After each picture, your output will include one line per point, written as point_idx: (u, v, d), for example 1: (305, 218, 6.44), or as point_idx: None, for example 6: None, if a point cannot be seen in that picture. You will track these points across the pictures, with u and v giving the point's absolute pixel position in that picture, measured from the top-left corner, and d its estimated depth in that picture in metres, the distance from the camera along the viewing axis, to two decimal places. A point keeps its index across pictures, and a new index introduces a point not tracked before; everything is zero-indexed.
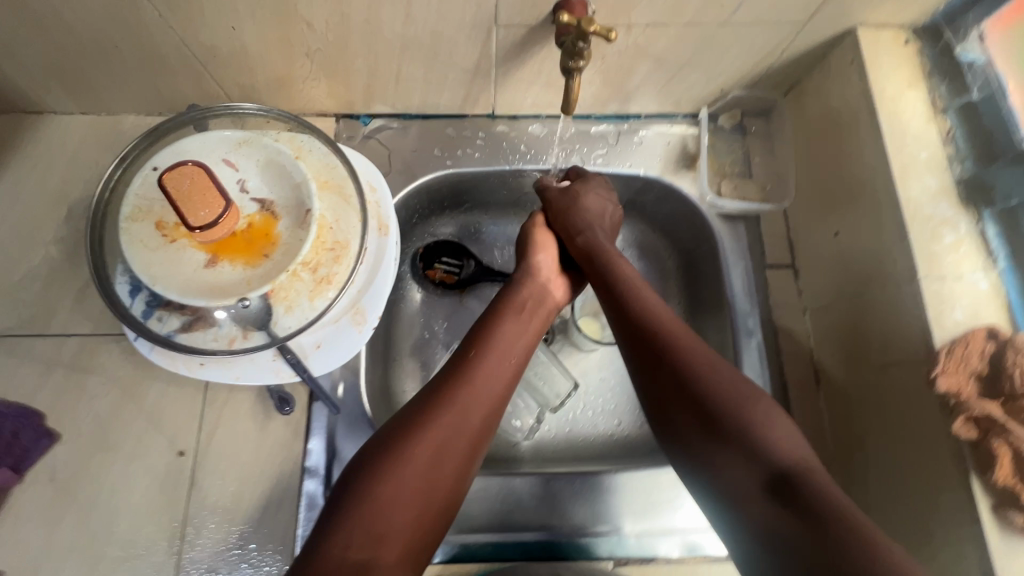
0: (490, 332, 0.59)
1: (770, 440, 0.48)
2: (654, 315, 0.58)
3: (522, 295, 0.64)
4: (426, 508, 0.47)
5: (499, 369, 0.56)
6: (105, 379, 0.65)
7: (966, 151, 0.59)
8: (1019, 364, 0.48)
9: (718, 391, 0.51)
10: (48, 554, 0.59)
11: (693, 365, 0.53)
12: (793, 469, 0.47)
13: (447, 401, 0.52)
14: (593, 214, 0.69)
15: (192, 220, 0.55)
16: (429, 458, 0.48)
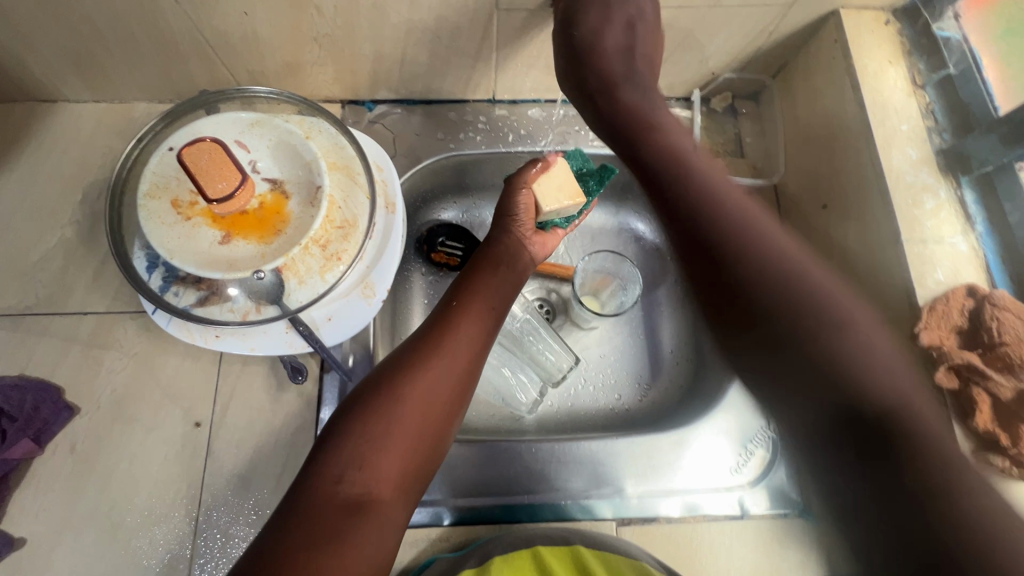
0: (472, 282, 0.62)
1: (875, 377, 0.39)
2: (751, 218, 0.53)
3: (498, 251, 0.66)
4: (417, 446, 0.49)
5: (482, 319, 0.59)
6: (123, 355, 0.67)
7: (945, 123, 0.62)
8: (996, 318, 0.51)
9: (806, 300, 0.45)
10: (70, 520, 0.61)
11: (763, 246, 0.50)
12: (897, 411, 0.37)
13: (432, 347, 0.54)
14: (676, 125, 0.65)
15: (210, 193, 0.57)
16: (419, 396, 0.51)
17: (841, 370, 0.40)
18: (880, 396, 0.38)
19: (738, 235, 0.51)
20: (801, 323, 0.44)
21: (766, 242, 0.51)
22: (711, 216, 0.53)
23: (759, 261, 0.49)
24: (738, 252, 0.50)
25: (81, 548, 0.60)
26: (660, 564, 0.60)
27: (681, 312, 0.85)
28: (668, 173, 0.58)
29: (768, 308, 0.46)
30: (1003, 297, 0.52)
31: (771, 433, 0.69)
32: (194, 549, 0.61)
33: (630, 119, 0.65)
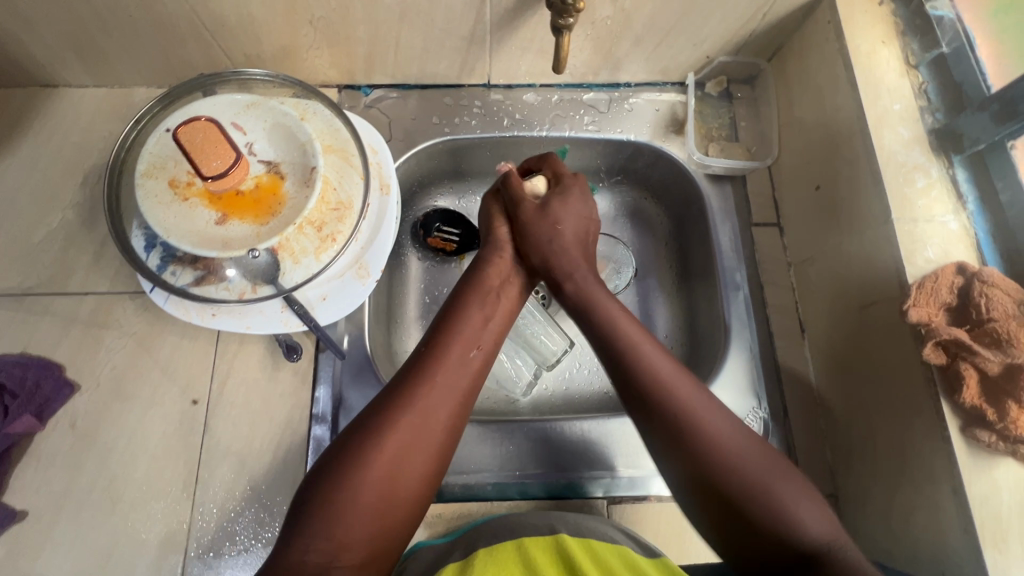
0: (456, 319, 0.57)
1: (802, 519, 0.45)
2: (641, 355, 0.53)
3: (489, 279, 0.62)
4: (387, 511, 0.46)
5: (464, 362, 0.54)
6: (122, 334, 0.68)
7: (938, 103, 0.62)
8: (984, 294, 0.51)
9: (729, 437, 0.49)
10: (70, 495, 0.62)
11: (699, 425, 0.49)
12: (826, 545, 0.44)
13: (406, 401, 0.50)
14: (569, 239, 0.64)
15: (205, 170, 0.59)
16: (388, 459, 0.47)
17: (773, 520, 0.45)
18: (809, 536, 0.44)
19: (682, 416, 0.49)
20: (743, 494, 0.46)
21: (688, 403, 0.50)
22: (668, 414, 0.50)
23: (701, 438, 0.48)
24: (677, 435, 0.49)
25: (80, 522, 0.62)
26: (638, 545, 0.56)
27: (675, 296, 0.83)
28: (587, 317, 0.59)
29: (712, 478, 0.47)
30: (992, 274, 0.52)
31: (763, 414, 0.69)
32: (191, 523, 0.62)
33: (550, 261, 0.63)
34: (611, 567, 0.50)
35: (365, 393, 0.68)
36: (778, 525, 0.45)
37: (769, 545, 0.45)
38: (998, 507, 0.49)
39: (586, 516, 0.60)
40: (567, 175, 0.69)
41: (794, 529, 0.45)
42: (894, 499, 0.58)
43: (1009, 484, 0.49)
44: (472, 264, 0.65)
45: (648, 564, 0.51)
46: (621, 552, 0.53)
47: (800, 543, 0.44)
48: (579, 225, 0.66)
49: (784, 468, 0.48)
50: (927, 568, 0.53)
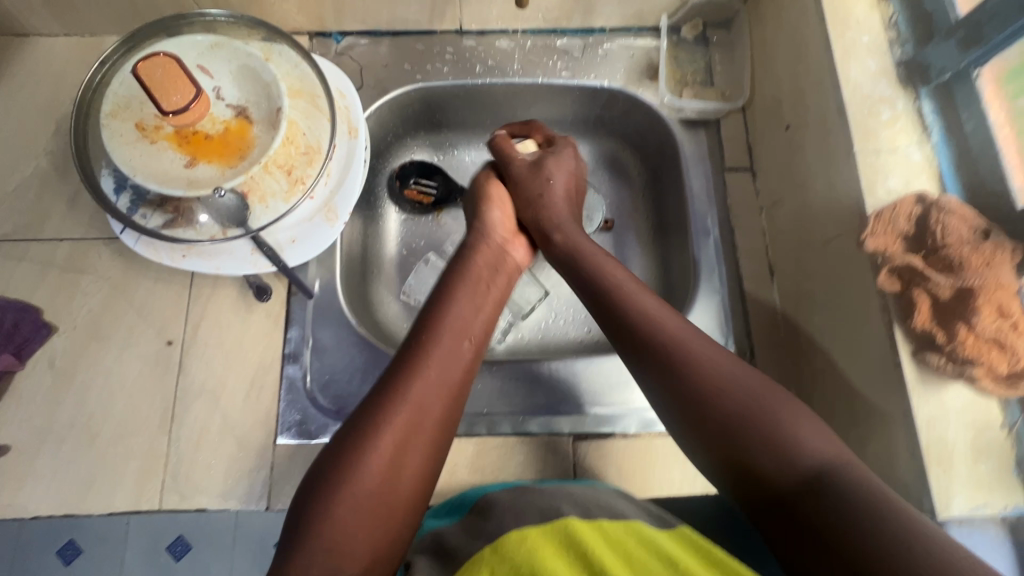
0: (442, 312, 0.56)
1: (802, 440, 0.43)
2: (623, 290, 0.55)
3: (478, 266, 0.61)
4: (389, 516, 0.45)
5: (453, 355, 0.53)
6: (97, 278, 0.70)
7: (908, 35, 0.61)
8: (940, 221, 0.51)
9: (717, 373, 0.48)
10: (51, 430, 0.64)
11: (692, 355, 0.49)
12: (829, 467, 0.42)
13: (394, 396, 0.49)
14: (558, 193, 0.66)
15: (165, 105, 0.58)
16: (386, 458, 0.46)
17: (772, 442, 0.44)
18: (812, 459, 0.42)
19: (671, 346, 0.50)
20: (738, 418, 0.45)
21: (689, 346, 0.50)
22: (656, 352, 0.50)
23: (694, 371, 0.48)
24: (672, 365, 0.49)
25: (61, 457, 0.64)
26: (655, 518, 0.51)
27: (649, 245, 0.83)
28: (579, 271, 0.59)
29: (698, 409, 0.47)
30: (949, 202, 0.52)
31: None
32: (167, 458, 0.64)
33: (539, 214, 0.65)
34: (628, 550, 0.44)
35: (337, 335, 0.70)
36: (778, 446, 0.43)
37: (766, 469, 0.43)
38: (945, 429, 0.49)
39: (602, 494, 0.54)
40: (558, 138, 0.71)
41: (794, 449, 0.43)
42: (852, 431, 0.58)
43: (956, 407, 0.50)
44: (459, 249, 0.63)
45: (663, 538, 0.46)
46: (635, 529, 0.46)
47: (801, 465, 0.42)
48: (563, 197, 0.66)
49: (784, 395, 0.47)
50: None
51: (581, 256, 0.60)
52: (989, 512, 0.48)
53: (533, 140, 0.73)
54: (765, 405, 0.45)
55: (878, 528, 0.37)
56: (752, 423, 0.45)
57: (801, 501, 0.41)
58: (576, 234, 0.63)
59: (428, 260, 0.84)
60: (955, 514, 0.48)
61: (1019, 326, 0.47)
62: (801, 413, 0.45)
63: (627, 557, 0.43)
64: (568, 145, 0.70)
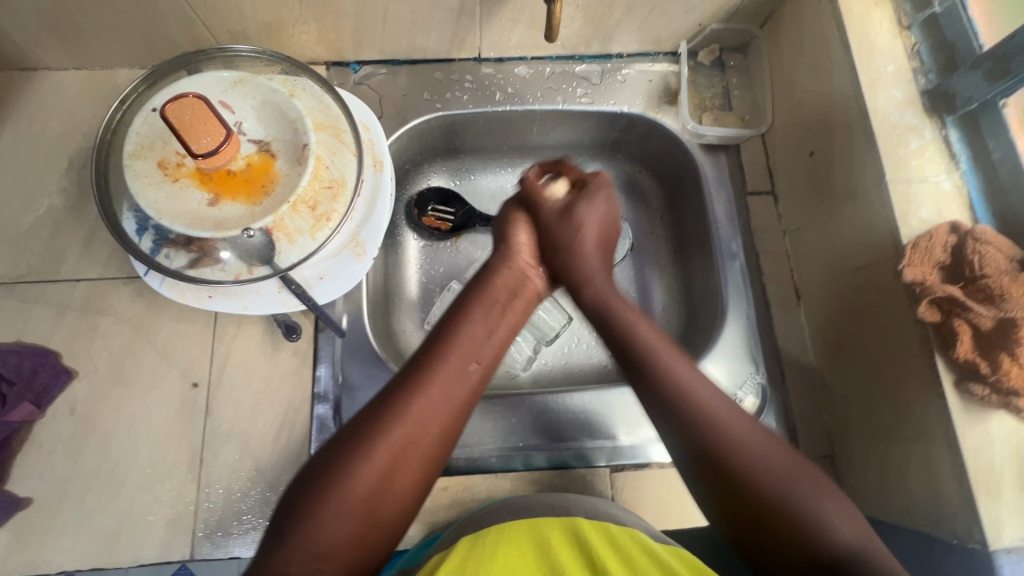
0: (456, 327, 0.55)
1: (830, 523, 0.44)
2: (671, 367, 0.52)
3: (496, 288, 0.59)
4: (373, 523, 0.45)
5: (460, 372, 0.52)
6: (117, 319, 0.68)
7: (931, 64, 0.62)
8: (977, 251, 0.51)
9: (750, 454, 0.47)
10: (74, 480, 0.62)
11: (727, 431, 0.48)
12: (856, 553, 0.43)
13: (396, 412, 0.48)
14: (590, 241, 0.64)
15: (194, 147, 0.57)
16: (377, 473, 0.45)
17: (801, 522, 0.44)
18: (838, 544, 0.44)
19: (703, 416, 0.49)
20: (768, 498, 0.45)
21: (701, 397, 0.50)
22: (681, 415, 0.49)
23: (728, 452, 0.47)
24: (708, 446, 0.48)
25: (86, 508, 0.62)
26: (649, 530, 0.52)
27: (671, 268, 0.83)
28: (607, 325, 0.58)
29: (734, 490, 0.46)
30: (984, 231, 0.52)
31: (760, 379, 0.70)
32: (198, 505, 0.62)
33: (568, 267, 0.63)
34: (627, 552, 0.46)
35: (367, 371, 0.69)
36: (805, 526, 0.44)
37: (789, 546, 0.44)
38: (990, 458, 0.50)
39: (600, 501, 0.56)
40: (589, 177, 0.69)
41: (824, 535, 0.44)
42: (891, 457, 0.59)
43: (1001, 435, 0.50)
44: (479, 269, 0.62)
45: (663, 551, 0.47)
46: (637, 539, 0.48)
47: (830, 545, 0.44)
48: (593, 256, 0.63)
49: (818, 477, 0.47)
50: (923, 521, 0.55)
51: (613, 317, 0.58)
52: None
53: (564, 178, 0.69)
54: (801, 489, 0.46)
55: None
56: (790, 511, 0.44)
57: None
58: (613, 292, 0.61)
59: (451, 290, 0.84)
60: (1006, 543, 0.48)
61: None
62: (831, 493, 0.46)
63: (624, 554, 0.45)
64: (602, 186, 0.68)
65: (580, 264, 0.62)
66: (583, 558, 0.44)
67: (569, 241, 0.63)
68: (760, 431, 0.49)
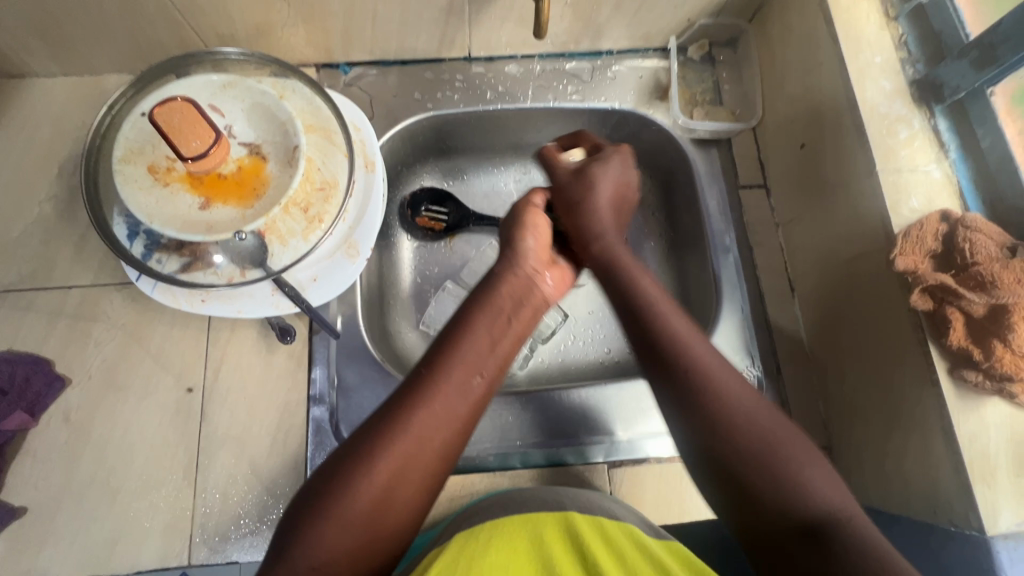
0: (459, 339, 0.53)
1: (808, 485, 0.43)
2: (669, 324, 0.52)
3: (503, 294, 0.56)
4: (372, 537, 0.45)
5: (464, 388, 0.50)
6: (110, 326, 0.67)
7: (918, 54, 0.62)
8: (968, 239, 0.51)
9: (738, 408, 0.47)
10: (69, 488, 0.62)
11: (715, 389, 0.48)
12: (834, 515, 0.42)
13: (392, 431, 0.47)
14: (603, 199, 0.63)
15: (184, 151, 0.57)
16: (376, 490, 0.45)
17: (779, 483, 0.43)
18: (815, 506, 0.42)
19: (700, 375, 0.48)
20: (748, 458, 0.45)
21: (698, 352, 0.50)
22: (670, 370, 0.49)
23: (716, 410, 0.47)
24: (699, 395, 0.48)
25: (81, 516, 0.61)
26: (646, 525, 0.52)
27: (665, 264, 0.83)
28: (613, 279, 0.57)
29: (716, 444, 0.46)
30: (975, 219, 0.52)
31: (756, 372, 0.70)
32: (194, 509, 0.62)
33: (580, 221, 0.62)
34: (621, 549, 0.45)
35: (362, 372, 0.69)
36: (784, 487, 0.43)
37: (767, 513, 0.43)
38: (985, 445, 0.50)
39: (593, 495, 0.56)
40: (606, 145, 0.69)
41: (802, 496, 0.43)
42: (887, 447, 0.59)
43: (996, 422, 0.50)
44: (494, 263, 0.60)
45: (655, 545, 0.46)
46: (629, 532, 0.48)
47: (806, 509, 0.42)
48: (609, 216, 0.63)
49: (812, 447, 0.46)
50: (921, 510, 0.55)
51: (615, 273, 0.58)
52: None
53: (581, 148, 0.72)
54: (786, 443, 0.45)
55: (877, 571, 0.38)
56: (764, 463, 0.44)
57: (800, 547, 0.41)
58: (619, 246, 0.61)
59: (446, 290, 0.83)
60: (1002, 530, 0.48)
61: None
62: (821, 461, 0.45)
63: (617, 552, 0.45)
64: (617, 153, 0.67)
65: (593, 226, 0.61)
66: (579, 562, 0.43)
67: (581, 199, 0.63)
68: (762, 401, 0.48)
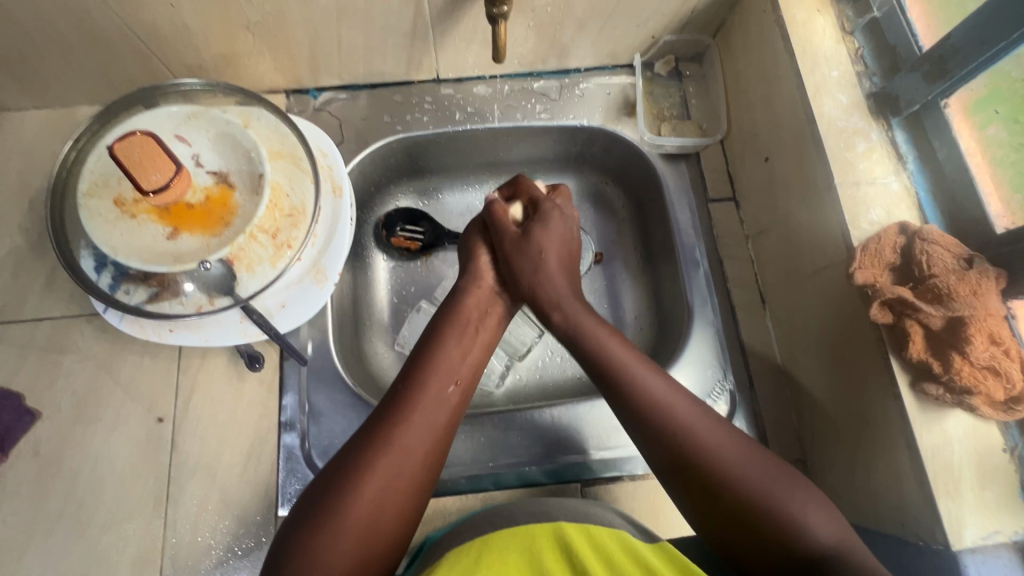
0: (430, 355, 0.57)
1: (808, 523, 0.45)
2: (641, 383, 0.53)
3: (467, 309, 0.62)
4: (366, 554, 0.46)
5: (442, 396, 0.54)
6: (81, 357, 0.67)
7: (875, 67, 0.63)
8: (925, 251, 0.51)
9: (728, 446, 0.49)
10: (38, 523, 0.62)
11: (699, 440, 0.50)
12: (835, 548, 0.44)
13: (384, 437, 0.49)
14: (552, 262, 0.64)
15: (144, 184, 0.57)
16: (370, 501, 0.47)
17: (780, 525, 0.46)
18: (819, 541, 0.45)
19: (677, 429, 0.50)
20: (748, 505, 0.47)
21: (673, 406, 0.52)
22: (668, 429, 0.51)
23: (711, 463, 0.48)
24: (676, 436, 0.50)
25: (52, 551, 0.61)
26: (640, 530, 0.52)
27: (639, 278, 0.83)
28: (577, 340, 0.59)
29: (699, 477, 0.48)
30: (932, 231, 0.52)
31: (729, 386, 0.70)
32: (165, 541, 0.62)
33: (536, 288, 0.63)
34: (609, 554, 0.45)
35: (332, 398, 0.68)
36: (784, 527, 0.45)
37: (778, 547, 0.45)
38: (949, 457, 0.50)
39: (582, 502, 0.55)
40: (542, 199, 0.69)
41: (807, 536, 0.45)
42: (856, 460, 0.59)
43: (957, 434, 0.50)
44: (450, 292, 0.65)
45: (645, 549, 0.46)
46: (622, 539, 0.47)
47: (807, 545, 0.45)
48: (558, 269, 0.64)
49: (803, 482, 0.48)
50: (890, 523, 0.55)
51: (580, 334, 0.59)
52: (1001, 538, 0.48)
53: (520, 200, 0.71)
54: (779, 481, 0.48)
55: None
56: (750, 492, 0.47)
57: None
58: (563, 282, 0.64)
59: (421, 309, 0.83)
60: (968, 544, 0.48)
61: (1009, 351, 0.48)
62: (814, 499, 0.47)
63: (608, 561, 0.44)
64: (552, 203, 0.68)
65: (537, 275, 0.63)
66: (571, 568, 0.43)
67: (528, 263, 0.64)
68: (734, 437, 0.50)
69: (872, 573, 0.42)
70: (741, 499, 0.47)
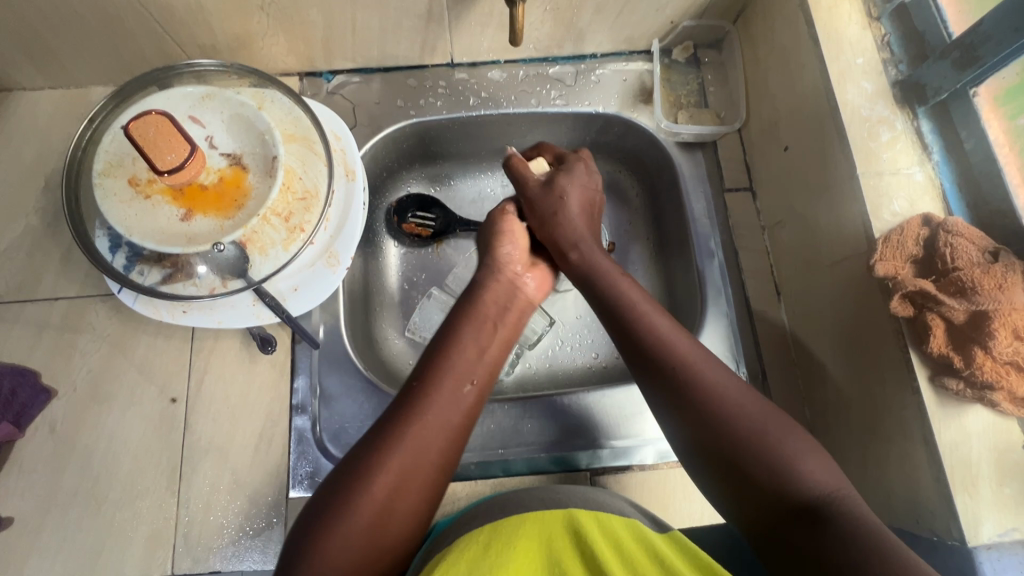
0: (447, 352, 0.56)
1: (801, 470, 0.45)
2: (650, 323, 0.55)
3: (486, 305, 0.61)
4: (377, 548, 0.46)
5: (456, 393, 0.53)
6: (95, 337, 0.68)
7: (901, 55, 0.61)
8: (949, 244, 0.50)
9: (729, 395, 0.49)
10: (54, 498, 0.63)
11: (697, 374, 0.50)
12: (827, 496, 0.43)
13: (397, 437, 0.49)
14: (573, 209, 0.65)
15: (159, 164, 0.56)
16: (381, 499, 0.46)
17: (770, 472, 0.45)
18: (807, 489, 0.44)
19: (677, 359, 0.51)
20: (741, 449, 0.46)
21: (679, 348, 0.52)
22: (669, 367, 0.51)
23: (708, 398, 0.49)
24: (676, 370, 0.51)
25: (67, 526, 0.62)
26: (651, 521, 0.51)
27: (652, 267, 0.82)
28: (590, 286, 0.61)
29: (695, 415, 0.49)
30: (956, 224, 0.51)
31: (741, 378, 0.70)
32: (178, 519, 0.63)
33: (555, 233, 0.64)
34: (617, 537, 0.45)
35: (343, 381, 0.69)
36: (775, 472, 0.45)
37: (764, 490, 0.45)
38: (967, 453, 0.49)
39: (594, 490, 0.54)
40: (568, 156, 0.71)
41: (797, 481, 0.44)
42: (871, 453, 0.58)
43: (976, 430, 0.50)
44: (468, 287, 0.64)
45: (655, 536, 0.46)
46: (631, 525, 0.47)
47: (797, 493, 0.44)
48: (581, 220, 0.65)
49: (803, 433, 0.47)
50: (904, 518, 0.54)
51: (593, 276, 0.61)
52: (1018, 536, 0.47)
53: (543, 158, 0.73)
54: (779, 432, 0.47)
55: (866, 547, 0.39)
56: (747, 433, 0.47)
57: (794, 527, 0.42)
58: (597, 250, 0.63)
59: (431, 296, 0.83)
60: (984, 539, 0.47)
61: None
62: (812, 451, 0.46)
63: (617, 546, 0.44)
64: (581, 162, 0.69)
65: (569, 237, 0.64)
66: (581, 557, 0.43)
67: (552, 219, 0.65)
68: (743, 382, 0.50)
69: (859, 525, 0.41)
70: (734, 439, 0.47)
